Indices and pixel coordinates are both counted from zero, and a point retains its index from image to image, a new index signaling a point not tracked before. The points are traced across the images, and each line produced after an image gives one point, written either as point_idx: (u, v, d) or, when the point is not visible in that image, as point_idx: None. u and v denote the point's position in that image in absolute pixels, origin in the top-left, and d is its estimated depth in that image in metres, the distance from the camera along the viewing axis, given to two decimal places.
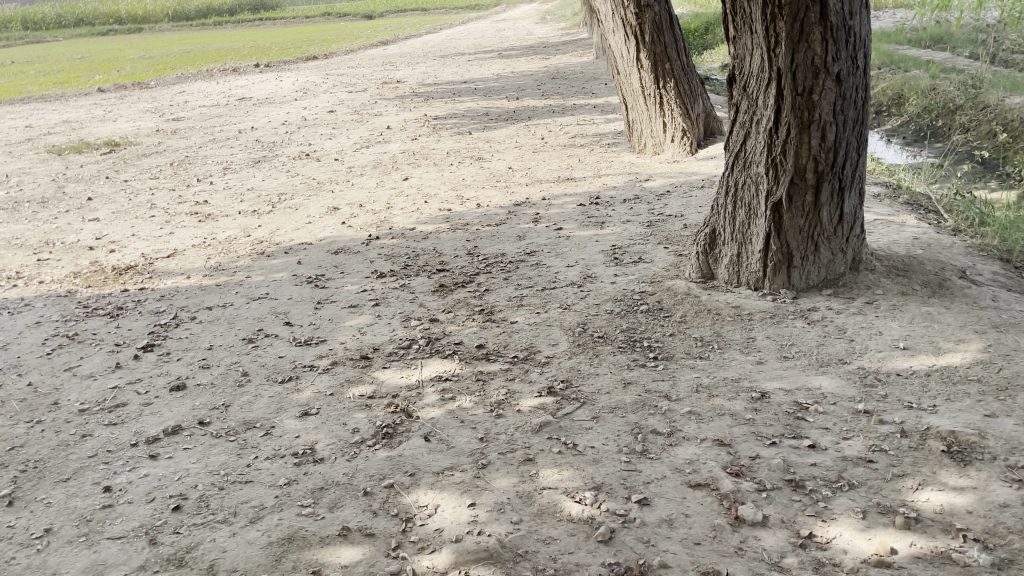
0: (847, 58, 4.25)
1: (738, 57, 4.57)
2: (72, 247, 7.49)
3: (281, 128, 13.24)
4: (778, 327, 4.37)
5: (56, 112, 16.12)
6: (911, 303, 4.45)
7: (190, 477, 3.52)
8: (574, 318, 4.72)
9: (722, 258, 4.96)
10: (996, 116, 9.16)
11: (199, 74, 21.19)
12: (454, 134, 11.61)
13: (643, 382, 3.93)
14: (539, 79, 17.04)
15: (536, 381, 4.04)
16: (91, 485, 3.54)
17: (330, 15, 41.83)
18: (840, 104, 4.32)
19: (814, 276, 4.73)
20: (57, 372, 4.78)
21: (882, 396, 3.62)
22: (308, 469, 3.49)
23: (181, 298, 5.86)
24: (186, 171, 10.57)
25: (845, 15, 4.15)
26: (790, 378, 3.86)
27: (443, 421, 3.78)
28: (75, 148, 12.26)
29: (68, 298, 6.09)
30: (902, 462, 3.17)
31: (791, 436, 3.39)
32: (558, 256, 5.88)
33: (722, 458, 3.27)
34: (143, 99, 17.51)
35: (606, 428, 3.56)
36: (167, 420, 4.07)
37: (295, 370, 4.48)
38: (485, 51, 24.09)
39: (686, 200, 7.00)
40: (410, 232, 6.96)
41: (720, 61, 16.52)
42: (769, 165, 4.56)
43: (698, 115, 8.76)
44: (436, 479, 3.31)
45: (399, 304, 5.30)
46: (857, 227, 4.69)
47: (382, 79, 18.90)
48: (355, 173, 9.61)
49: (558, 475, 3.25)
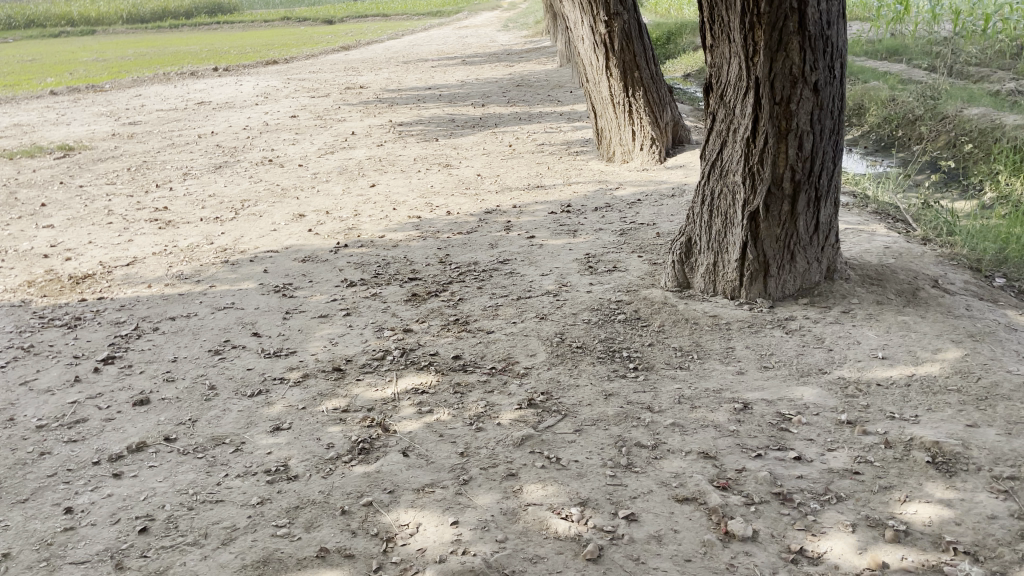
0: (825, 68, 4.26)
1: (715, 66, 4.58)
2: (26, 255, 7.23)
3: (242, 133, 13.01)
4: (756, 336, 4.35)
5: (8, 116, 15.67)
6: (887, 312, 4.47)
7: (157, 497, 3.37)
8: (551, 327, 4.65)
9: (698, 267, 4.93)
10: (956, 126, 9.34)
11: (156, 77, 20.78)
12: (420, 140, 11.50)
13: (624, 393, 3.88)
14: (505, 86, 17.03)
15: (516, 393, 3.96)
16: (51, 507, 3.37)
17: (290, 20, 41.52)
18: (817, 114, 4.32)
19: (790, 285, 4.71)
20: (12, 386, 4.58)
21: (864, 406, 3.62)
22: (282, 488, 3.36)
23: (142, 308, 5.66)
24: (144, 177, 10.30)
25: (823, 25, 4.15)
26: (772, 388, 3.83)
27: (421, 435, 3.67)
28: (28, 153, 11.89)
29: (21, 308, 5.85)
30: (888, 473, 3.15)
31: (776, 448, 3.35)
32: (532, 265, 5.82)
33: (708, 471, 3.22)
34: (97, 102, 17.10)
35: (590, 441, 3.49)
36: (131, 436, 3.91)
37: (265, 383, 4.34)
38: (449, 57, 24.01)
39: (658, 208, 6.99)
40: (379, 240, 6.84)
41: (683, 70, 16.65)
42: (746, 174, 4.55)
43: (667, 123, 8.80)
44: (417, 496, 3.21)
45: (371, 314, 5.18)
46: (833, 236, 4.70)
47: (345, 84, 18.75)
48: (320, 179, 9.46)
49: (542, 490, 3.17)
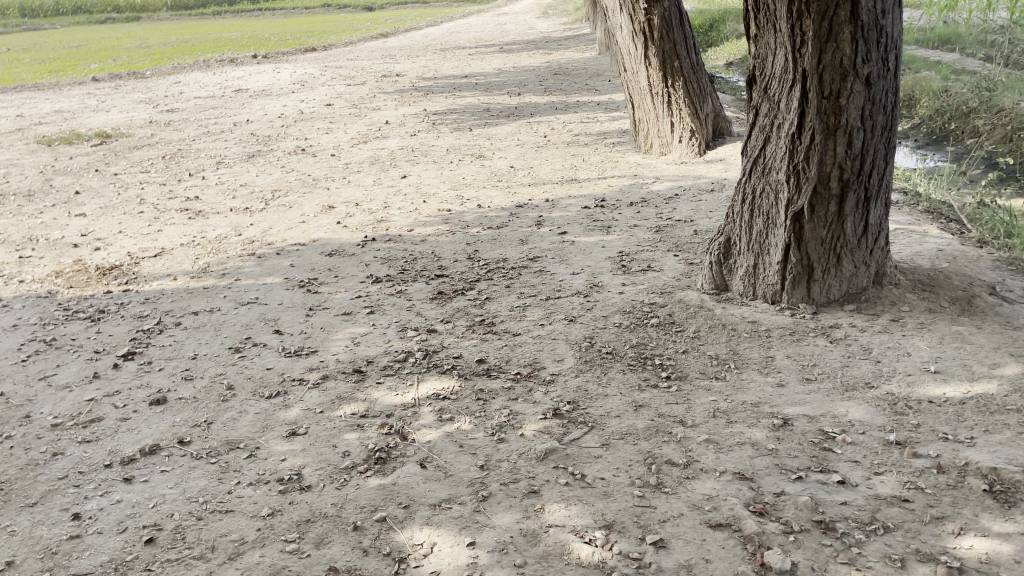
0: (878, 60, 3.98)
1: (759, 57, 4.33)
2: (56, 244, 7.21)
3: (277, 121, 12.96)
4: (798, 345, 4.11)
5: (50, 102, 15.84)
6: (940, 322, 4.19)
7: (166, 505, 3.25)
8: (581, 331, 4.45)
9: (736, 269, 4.69)
10: (1013, 119, 8.90)
11: (196, 64, 20.89)
12: (454, 130, 11.33)
13: (655, 405, 3.67)
14: (542, 75, 16.77)
15: (541, 402, 3.77)
16: (59, 512, 3.27)
17: (331, 7, 41.65)
18: (869, 109, 4.05)
19: (835, 290, 4.45)
20: (32, 381, 4.51)
21: (914, 426, 3.37)
22: (294, 498, 3.22)
23: (167, 302, 5.58)
24: (178, 165, 10.28)
25: (876, 14, 3.89)
26: (814, 403, 3.59)
27: (441, 445, 3.51)
28: (66, 139, 11.96)
29: (48, 299, 5.81)
30: (940, 502, 2.91)
31: (818, 470, 3.12)
32: (563, 263, 5.61)
33: (744, 494, 3.00)
34: (137, 89, 17.20)
35: (617, 457, 3.29)
36: (144, 437, 3.80)
37: (283, 384, 4.21)
38: (488, 45, 23.80)
39: (695, 204, 6.73)
40: (408, 234, 6.68)
41: (725, 59, 16.24)
42: (790, 172, 4.28)
43: (707, 114, 8.50)
44: (432, 513, 3.04)
45: (396, 312, 5.03)
46: (882, 239, 4.43)
47: (381, 72, 18.62)
48: (352, 169, 9.34)
49: (566, 510, 2.99)
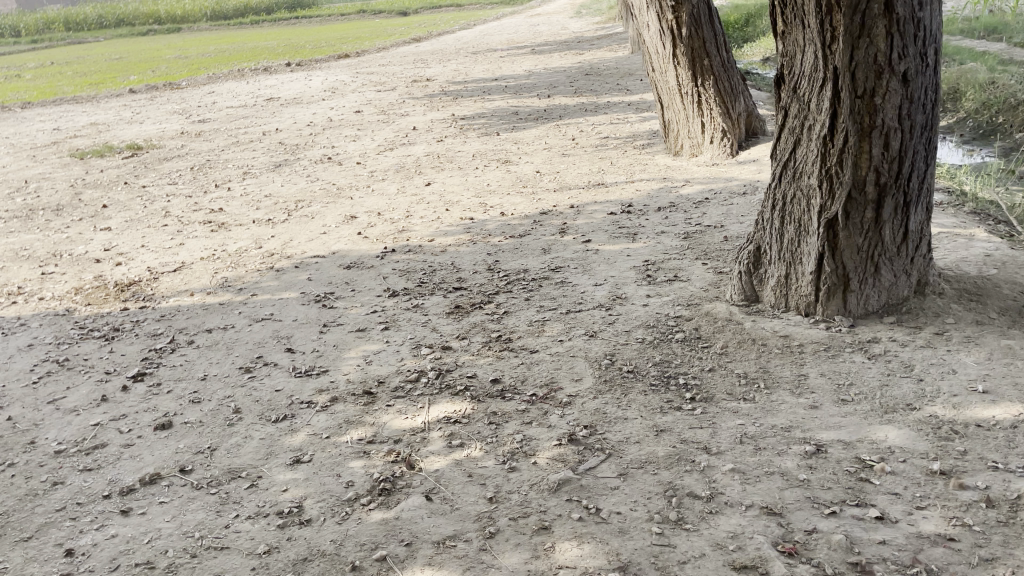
0: (916, 55, 3.69)
1: (786, 55, 4.07)
2: (79, 260, 7.18)
3: (307, 130, 12.91)
4: (833, 362, 3.84)
5: (86, 115, 16.03)
6: (988, 335, 3.89)
7: (161, 540, 3.11)
8: (601, 348, 4.22)
9: (767, 279, 4.42)
10: None
11: (230, 74, 21.00)
12: (482, 135, 11.15)
13: (678, 430, 3.43)
14: (573, 75, 16.55)
15: (556, 426, 3.56)
16: (52, 547, 3.14)
17: (365, 13, 41.85)
18: (907, 108, 3.77)
19: (874, 301, 4.16)
20: (41, 404, 4.42)
21: (960, 453, 3.09)
22: (293, 534, 3.05)
23: (181, 319, 5.48)
24: (206, 176, 10.25)
25: (913, 6, 3.60)
26: (851, 427, 3.32)
27: (449, 474, 3.32)
28: (98, 152, 12.03)
29: (64, 318, 5.75)
30: (991, 541, 2.63)
31: (854, 504, 2.87)
32: (586, 274, 5.39)
33: (773, 532, 2.76)
34: (171, 100, 17.33)
35: (635, 489, 3.07)
36: (146, 466, 3.67)
37: (291, 408, 4.05)
38: (521, 48, 23.58)
39: (726, 208, 6.47)
40: (428, 244, 6.52)
41: (762, 55, 15.85)
42: (823, 177, 4.01)
43: (739, 114, 8.20)
44: (435, 552, 2.85)
45: (411, 328, 4.85)
46: (923, 245, 4.12)
47: (412, 77, 18.53)
48: (377, 177, 9.24)
49: (578, 549, 2.77)
